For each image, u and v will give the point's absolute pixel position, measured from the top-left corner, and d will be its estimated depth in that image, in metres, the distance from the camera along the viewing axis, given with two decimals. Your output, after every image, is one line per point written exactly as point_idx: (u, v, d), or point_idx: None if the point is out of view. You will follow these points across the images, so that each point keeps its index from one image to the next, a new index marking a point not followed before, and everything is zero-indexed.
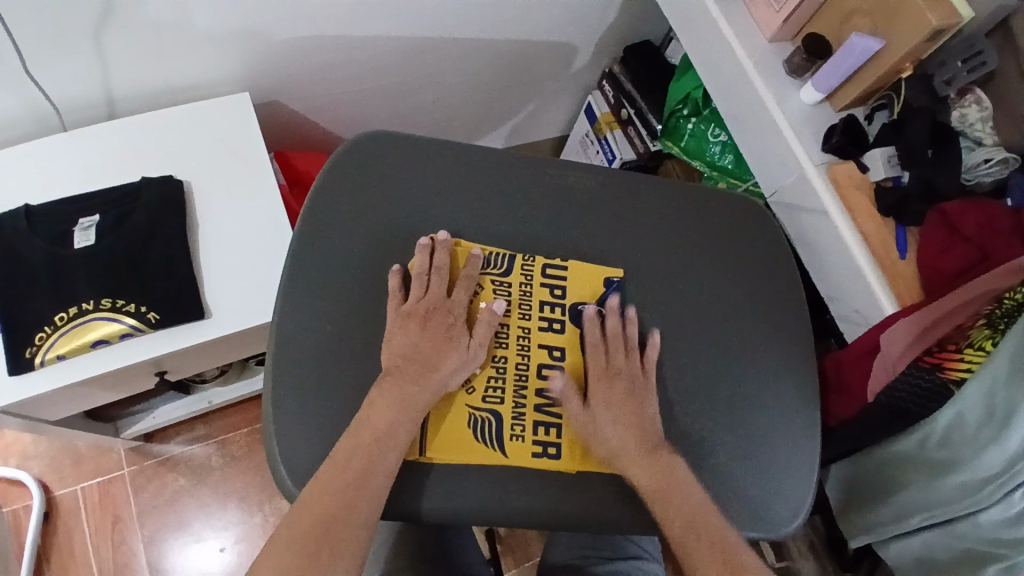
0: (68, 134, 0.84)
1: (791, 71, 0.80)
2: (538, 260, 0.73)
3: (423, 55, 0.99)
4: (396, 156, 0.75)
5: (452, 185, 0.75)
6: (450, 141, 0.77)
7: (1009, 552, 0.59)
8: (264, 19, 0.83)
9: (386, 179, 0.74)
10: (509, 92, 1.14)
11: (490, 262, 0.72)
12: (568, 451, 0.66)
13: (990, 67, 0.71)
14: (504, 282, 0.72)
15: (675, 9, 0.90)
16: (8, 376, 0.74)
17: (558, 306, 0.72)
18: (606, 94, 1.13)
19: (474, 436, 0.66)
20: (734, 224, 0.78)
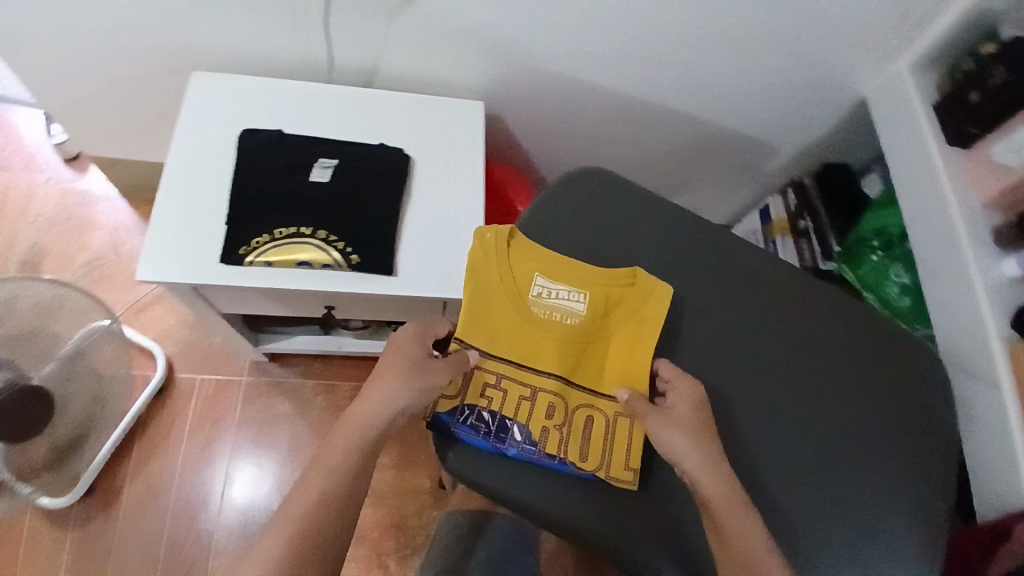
0: (328, 87, 0.96)
1: (998, 241, 0.81)
2: (506, 259, 0.78)
3: (641, 114, 1.06)
4: (609, 203, 0.84)
5: (654, 240, 0.83)
6: (659, 201, 0.86)
7: None
8: (524, 46, 0.92)
9: (601, 216, 0.84)
10: (691, 172, 1.21)
11: (517, 246, 0.79)
12: (635, 443, 0.73)
13: None
14: (537, 281, 0.78)
15: (895, 153, 0.94)
16: (220, 266, 0.82)
17: (542, 290, 0.78)
18: (787, 201, 1.15)
19: (548, 418, 0.73)
20: (898, 366, 0.79)
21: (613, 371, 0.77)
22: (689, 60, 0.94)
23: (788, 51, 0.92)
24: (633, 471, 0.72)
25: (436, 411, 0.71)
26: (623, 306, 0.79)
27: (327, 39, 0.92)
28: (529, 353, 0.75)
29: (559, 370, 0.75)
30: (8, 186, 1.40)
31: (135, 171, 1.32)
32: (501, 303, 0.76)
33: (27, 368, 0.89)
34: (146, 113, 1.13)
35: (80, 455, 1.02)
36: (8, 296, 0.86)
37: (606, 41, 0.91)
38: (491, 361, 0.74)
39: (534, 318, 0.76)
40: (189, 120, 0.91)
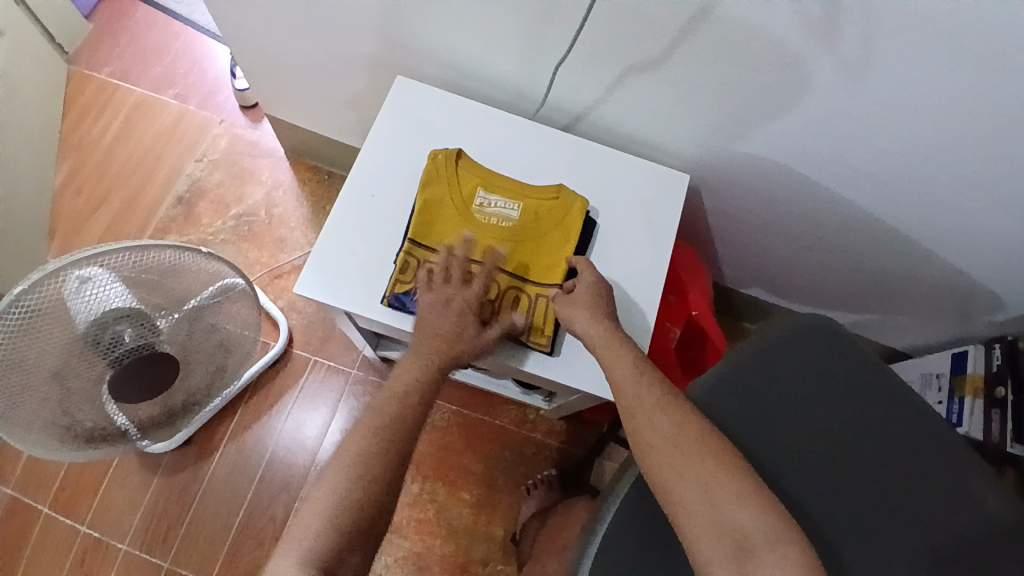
0: (529, 124, 0.90)
1: None
2: (474, 186, 0.82)
3: (853, 227, 0.94)
4: (807, 365, 0.72)
5: (861, 412, 0.70)
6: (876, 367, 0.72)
7: None
8: (756, 131, 0.83)
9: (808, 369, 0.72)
10: (880, 297, 1.08)
11: (495, 178, 0.83)
12: (548, 322, 0.77)
13: None
14: (483, 195, 0.81)
15: None
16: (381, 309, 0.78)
17: (483, 201, 0.81)
18: (989, 358, 0.99)
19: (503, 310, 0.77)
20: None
21: (539, 265, 0.79)
22: (940, 192, 0.82)
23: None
24: (547, 341, 0.76)
25: (396, 291, 0.76)
26: (512, 199, 0.81)
27: (549, 79, 0.87)
28: (464, 249, 0.79)
29: (492, 260, 0.78)
30: (185, 119, 1.45)
31: (306, 139, 1.34)
32: (451, 215, 0.80)
33: (158, 320, 0.83)
34: (340, 95, 1.14)
35: (186, 415, 1.02)
36: (142, 257, 0.77)
37: (861, 152, 0.80)
38: (436, 255, 0.78)
39: (473, 223, 0.80)
40: (385, 129, 0.88)
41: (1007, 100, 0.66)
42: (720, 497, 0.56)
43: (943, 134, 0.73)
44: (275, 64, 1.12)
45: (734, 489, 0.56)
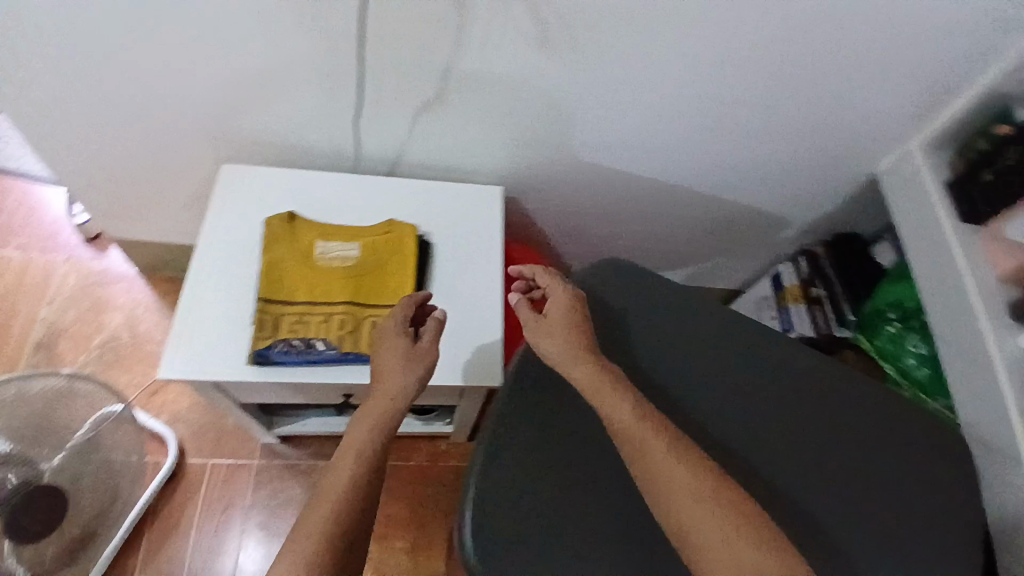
0: (352, 177, 0.98)
1: (1018, 317, 0.82)
2: (313, 238, 0.89)
3: (654, 193, 1.09)
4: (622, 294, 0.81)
5: (675, 318, 0.80)
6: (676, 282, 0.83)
7: None
8: (544, 133, 0.96)
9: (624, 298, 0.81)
10: (703, 247, 1.23)
11: (331, 227, 0.90)
12: None
13: None
14: (324, 244, 0.88)
15: (908, 225, 0.96)
16: (251, 369, 0.81)
17: (324, 248, 0.88)
18: (798, 268, 1.17)
19: (366, 336, 0.83)
20: (957, 450, 0.74)
21: (390, 289, 0.86)
22: (702, 142, 0.98)
23: (805, 131, 0.97)
24: None
25: (259, 347, 0.80)
26: (351, 240, 0.89)
27: (356, 132, 0.96)
28: (317, 294, 0.85)
29: (343, 296, 0.85)
30: (22, 267, 1.41)
31: (155, 252, 1.35)
32: (296, 267, 0.86)
33: (42, 459, 0.87)
34: (174, 199, 1.17)
35: (89, 552, 0.96)
36: (16, 395, 0.86)
37: (634, 127, 0.95)
38: (292, 306, 0.84)
39: (318, 270, 0.86)
40: (218, 209, 0.93)
41: (715, 60, 0.83)
42: (738, 545, 0.58)
43: (687, 95, 0.89)
44: (100, 186, 1.14)
45: (751, 537, 0.59)
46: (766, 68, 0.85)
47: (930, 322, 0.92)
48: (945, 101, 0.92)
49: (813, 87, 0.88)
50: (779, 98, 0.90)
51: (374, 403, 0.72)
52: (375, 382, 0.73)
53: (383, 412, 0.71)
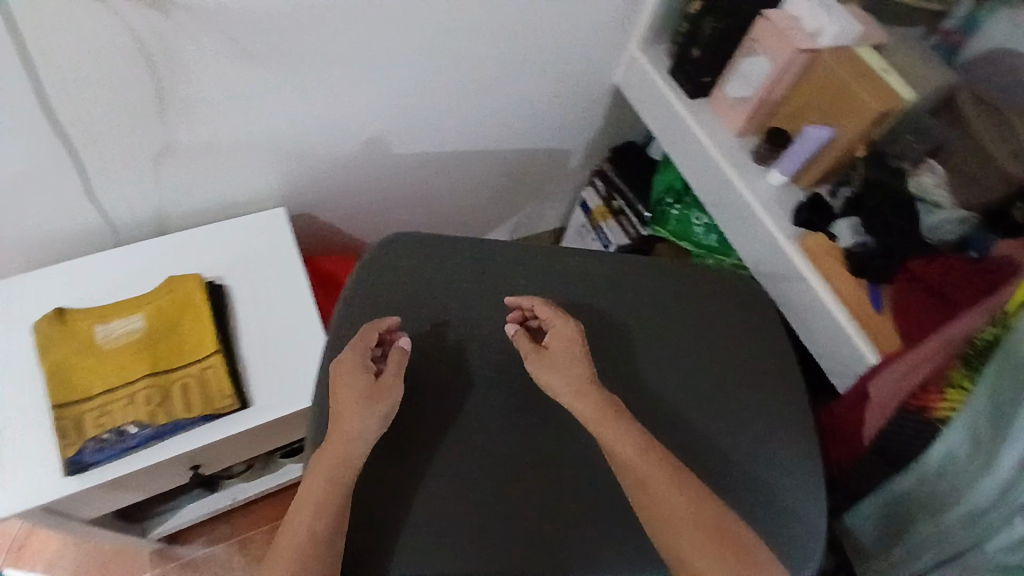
0: (119, 250, 0.92)
1: (759, 160, 0.92)
2: (91, 324, 0.84)
3: (436, 163, 1.12)
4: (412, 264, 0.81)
5: (466, 273, 0.82)
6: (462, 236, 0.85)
7: None
8: (298, 141, 0.95)
9: (416, 267, 0.81)
10: (507, 195, 1.29)
11: (106, 306, 0.86)
12: (223, 380, 0.82)
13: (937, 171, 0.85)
14: (103, 325, 0.84)
15: (653, 115, 1.04)
16: (65, 479, 0.76)
17: (105, 329, 0.84)
18: (597, 189, 1.28)
19: (180, 400, 0.81)
20: (733, 288, 0.87)
21: (189, 344, 0.84)
22: (453, 101, 1.01)
23: (540, 61, 1.02)
24: (231, 395, 0.82)
25: (68, 453, 0.76)
26: (132, 311, 0.85)
27: (98, 206, 0.89)
28: (112, 378, 0.81)
29: (141, 369, 0.82)
30: None
31: None
32: (81, 360, 0.82)
33: None
34: None
35: None
36: None
37: (387, 106, 0.96)
38: (89, 400, 0.80)
39: (105, 353, 0.82)
40: None
41: (419, 19, 0.86)
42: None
43: (416, 64, 0.92)
44: None
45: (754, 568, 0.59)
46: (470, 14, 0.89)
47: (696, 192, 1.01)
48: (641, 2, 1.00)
49: (523, 20, 0.93)
50: (500, 40, 0.95)
51: (333, 447, 0.64)
52: (335, 423, 0.65)
53: (341, 459, 0.63)
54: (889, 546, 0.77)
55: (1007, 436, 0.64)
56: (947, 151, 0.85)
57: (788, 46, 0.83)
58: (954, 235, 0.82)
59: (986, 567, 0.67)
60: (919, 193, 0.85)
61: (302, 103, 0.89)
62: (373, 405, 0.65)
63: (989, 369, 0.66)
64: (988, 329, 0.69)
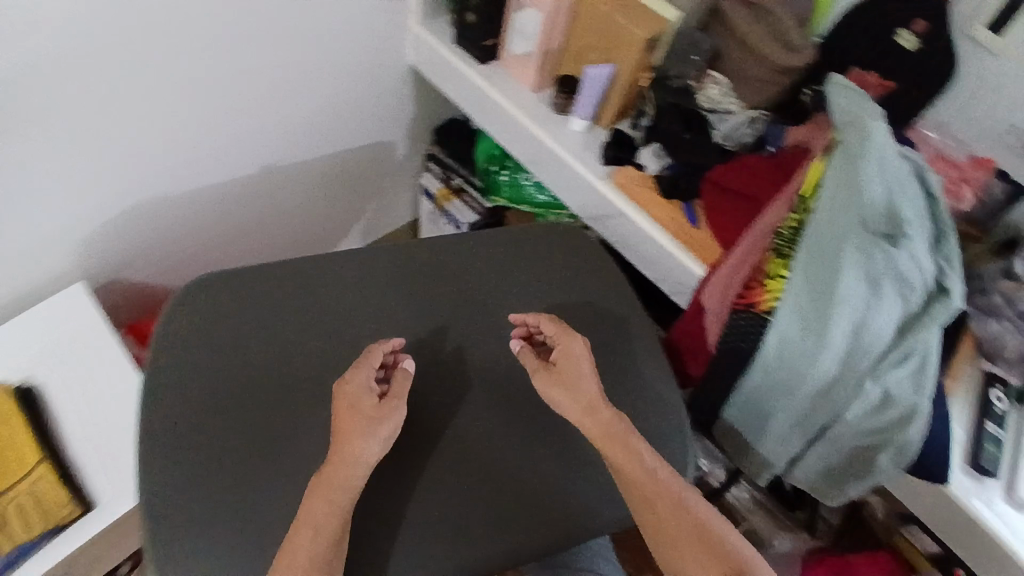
0: None
1: (559, 110, 0.93)
2: None
3: (249, 191, 1.06)
4: (230, 311, 0.76)
5: (288, 306, 0.77)
6: (278, 264, 0.80)
7: (892, 438, 0.72)
8: (79, 206, 0.87)
9: (234, 310, 0.76)
10: (344, 203, 1.25)
11: None
12: (56, 487, 0.80)
13: (722, 81, 0.89)
14: None
15: (454, 88, 1.02)
16: None
17: None
18: (435, 172, 1.26)
19: (18, 519, 0.79)
20: (565, 240, 0.89)
21: (11, 463, 0.81)
22: (241, 124, 0.95)
23: (322, 62, 0.98)
24: (68, 501, 0.80)
25: None
26: None
27: None
28: None
29: None
30: None
31: None
32: None
33: None
34: None
35: None
36: None
37: (167, 145, 0.89)
38: None
39: None
40: None
41: (165, 49, 0.80)
42: None
43: (183, 95, 0.86)
44: None
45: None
46: (221, 30, 0.83)
47: (514, 154, 0.99)
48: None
49: (284, 25, 0.89)
50: (268, 50, 0.90)
51: (338, 467, 0.64)
52: (336, 444, 0.65)
53: (340, 481, 0.64)
54: (759, 437, 0.82)
55: (832, 314, 0.69)
56: (724, 60, 0.89)
57: None
58: (750, 136, 0.87)
59: (849, 434, 0.74)
60: (712, 105, 0.88)
61: (65, 168, 0.82)
62: (374, 427, 0.66)
63: (805, 257, 0.72)
64: (793, 218, 0.75)
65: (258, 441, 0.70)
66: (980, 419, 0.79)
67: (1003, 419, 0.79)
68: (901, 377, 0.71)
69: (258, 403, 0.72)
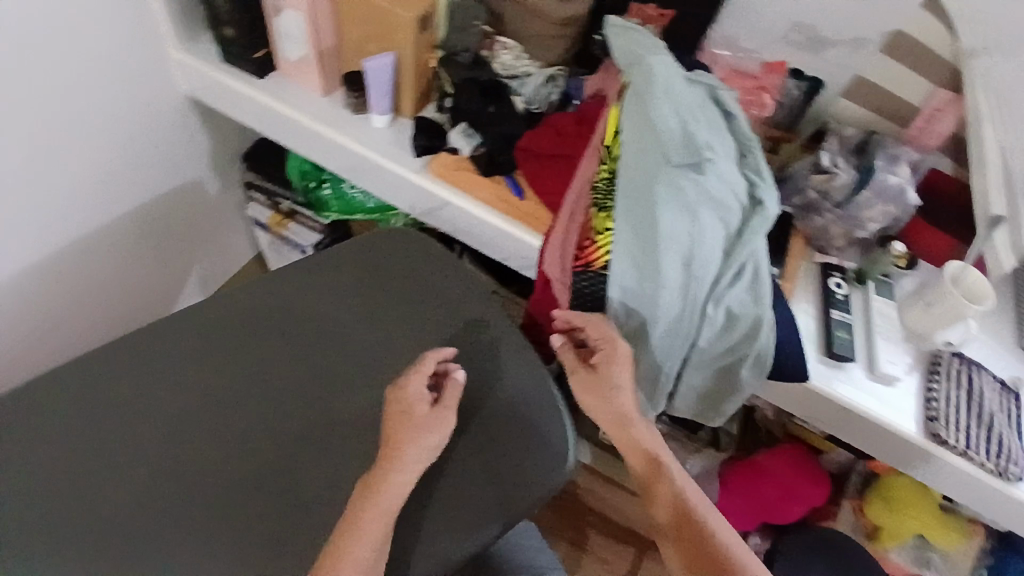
0: None
1: (356, 110, 0.87)
2: None
3: (54, 276, 0.96)
4: (41, 421, 0.70)
5: (107, 396, 0.72)
6: (86, 356, 0.74)
7: (745, 353, 0.74)
8: None
9: (46, 420, 0.70)
10: (166, 259, 1.14)
11: None
12: None
13: (512, 44, 0.86)
14: None
15: (240, 111, 0.93)
16: None
17: None
18: (261, 201, 1.17)
19: None
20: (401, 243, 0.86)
21: None
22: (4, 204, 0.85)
23: (76, 115, 0.88)
24: None
25: None
26: None
27: None
28: None
29: None
30: None
31: None
32: None
33: None
34: None
35: None
36: None
37: None
38: None
39: None
40: None
41: None
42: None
43: None
44: None
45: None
46: None
47: (325, 163, 0.91)
48: (147, 3, 0.89)
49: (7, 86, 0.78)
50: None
51: (390, 474, 0.64)
52: (388, 449, 0.66)
53: (377, 489, 0.64)
54: (633, 393, 0.81)
55: (660, 253, 0.71)
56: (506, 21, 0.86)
57: None
58: (556, 94, 0.85)
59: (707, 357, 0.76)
60: (508, 72, 0.86)
61: None
62: (430, 433, 0.67)
63: (624, 205, 0.73)
64: (604, 167, 0.76)
65: (104, 557, 0.64)
66: (826, 310, 0.80)
67: (846, 304, 0.81)
68: (737, 295, 0.73)
69: (101, 512, 0.66)
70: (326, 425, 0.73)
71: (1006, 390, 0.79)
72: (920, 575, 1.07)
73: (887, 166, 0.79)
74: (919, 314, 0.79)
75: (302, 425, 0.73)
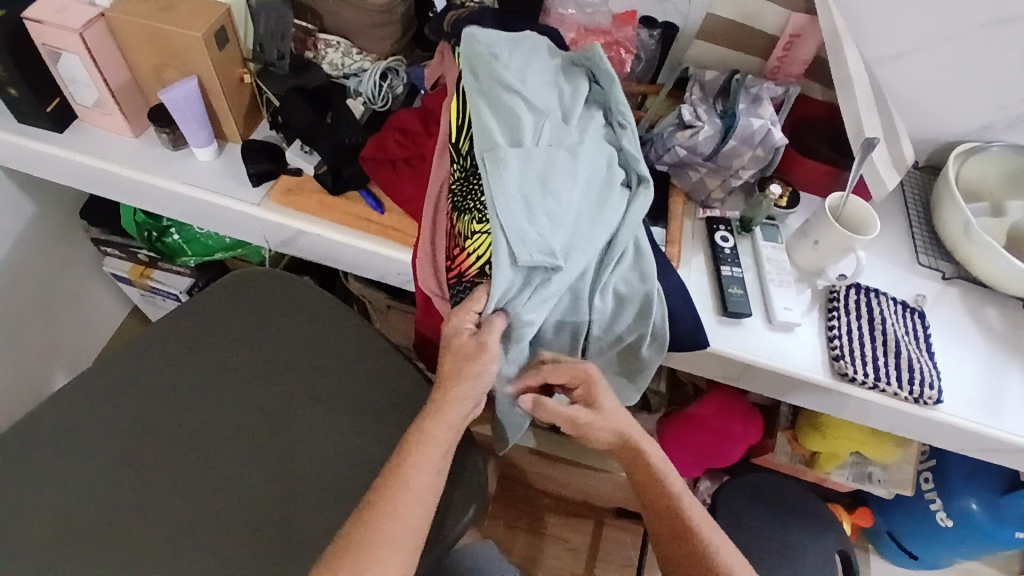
0: None
1: (175, 144, 0.77)
2: None
3: None
4: None
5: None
6: None
7: (641, 331, 0.70)
8: None
9: None
10: (30, 344, 1.03)
11: None
12: None
13: (340, 40, 0.78)
14: None
15: (45, 170, 0.80)
16: None
17: None
18: (115, 254, 1.05)
19: None
20: (284, 292, 0.82)
21: None
22: None
23: None
24: None
25: None
26: None
27: None
28: None
29: None
30: None
31: None
32: None
33: None
34: None
35: None
36: None
37: None
38: None
39: None
40: None
41: None
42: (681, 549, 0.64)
43: None
44: None
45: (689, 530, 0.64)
46: None
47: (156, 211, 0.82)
48: None
49: None
50: None
51: (435, 420, 0.63)
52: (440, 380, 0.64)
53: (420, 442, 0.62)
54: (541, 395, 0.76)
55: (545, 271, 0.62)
56: (325, 17, 0.77)
57: (67, 32, 0.66)
58: (400, 87, 0.78)
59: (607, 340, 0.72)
60: (340, 72, 0.79)
61: None
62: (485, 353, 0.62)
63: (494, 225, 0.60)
64: (458, 165, 0.67)
65: None
66: (716, 267, 0.77)
67: (735, 256, 0.78)
68: (622, 275, 0.68)
69: None
70: (243, 491, 0.71)
71: (907, 310, 0.78)
72: (864, 490, 1.05)
73: (750, 109, 0.76)
74: (808, 253, 0.77)
75: (214, 503, 0.70)
